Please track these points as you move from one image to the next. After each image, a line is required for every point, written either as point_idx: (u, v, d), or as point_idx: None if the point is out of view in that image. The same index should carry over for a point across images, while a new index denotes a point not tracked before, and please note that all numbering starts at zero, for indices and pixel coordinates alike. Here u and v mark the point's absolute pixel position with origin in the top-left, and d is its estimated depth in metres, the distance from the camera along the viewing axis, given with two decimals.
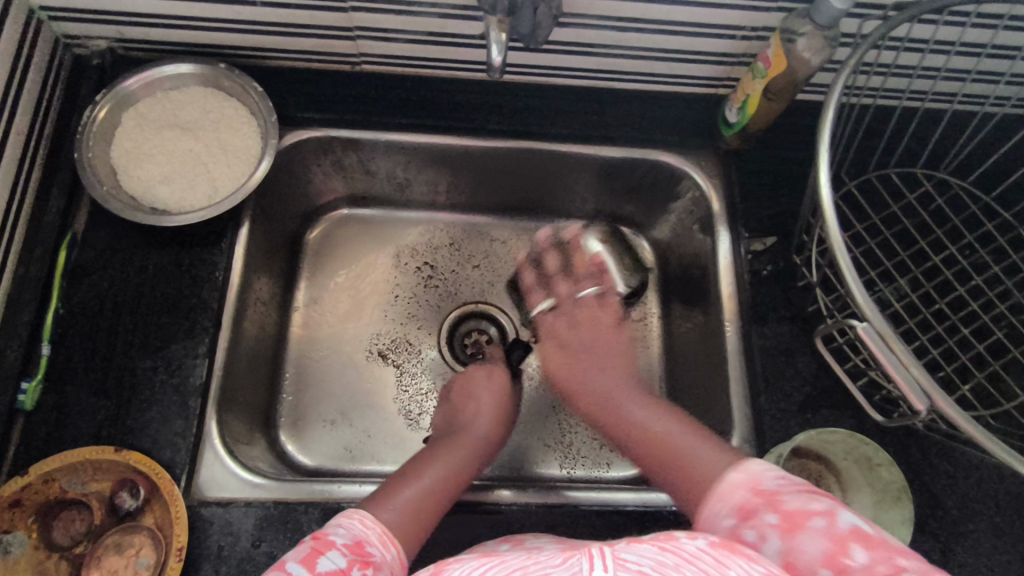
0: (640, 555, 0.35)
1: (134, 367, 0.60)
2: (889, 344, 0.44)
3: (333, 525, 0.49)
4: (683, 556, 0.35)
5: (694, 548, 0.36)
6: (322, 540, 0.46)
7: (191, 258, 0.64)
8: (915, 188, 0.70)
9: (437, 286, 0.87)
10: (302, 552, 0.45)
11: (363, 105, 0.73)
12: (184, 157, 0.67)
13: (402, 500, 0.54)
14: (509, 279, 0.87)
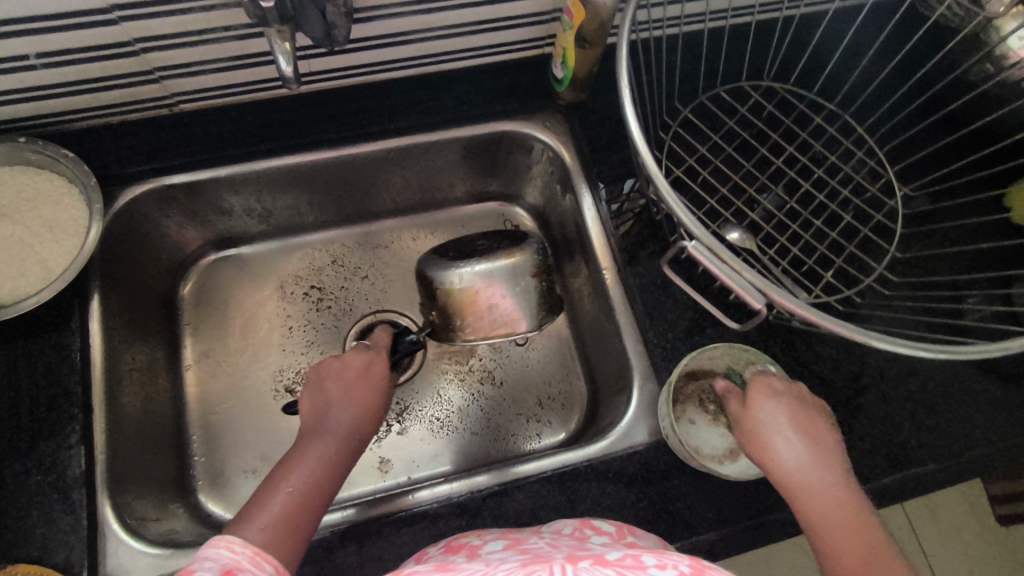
0: None
1: (4, 476, 0.56)
2: (717, 254, 0.47)
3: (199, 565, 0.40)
4: None
5: None
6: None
7: (39, 347, 0.60)
8: (745, 101, 0.73)
9: (329, 307, 0.85)
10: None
11: (192, 145, 0.70)
12: (6, 244, 0.63)
13: (272, 515, 0.48)
14: (400, 282, 0.86)
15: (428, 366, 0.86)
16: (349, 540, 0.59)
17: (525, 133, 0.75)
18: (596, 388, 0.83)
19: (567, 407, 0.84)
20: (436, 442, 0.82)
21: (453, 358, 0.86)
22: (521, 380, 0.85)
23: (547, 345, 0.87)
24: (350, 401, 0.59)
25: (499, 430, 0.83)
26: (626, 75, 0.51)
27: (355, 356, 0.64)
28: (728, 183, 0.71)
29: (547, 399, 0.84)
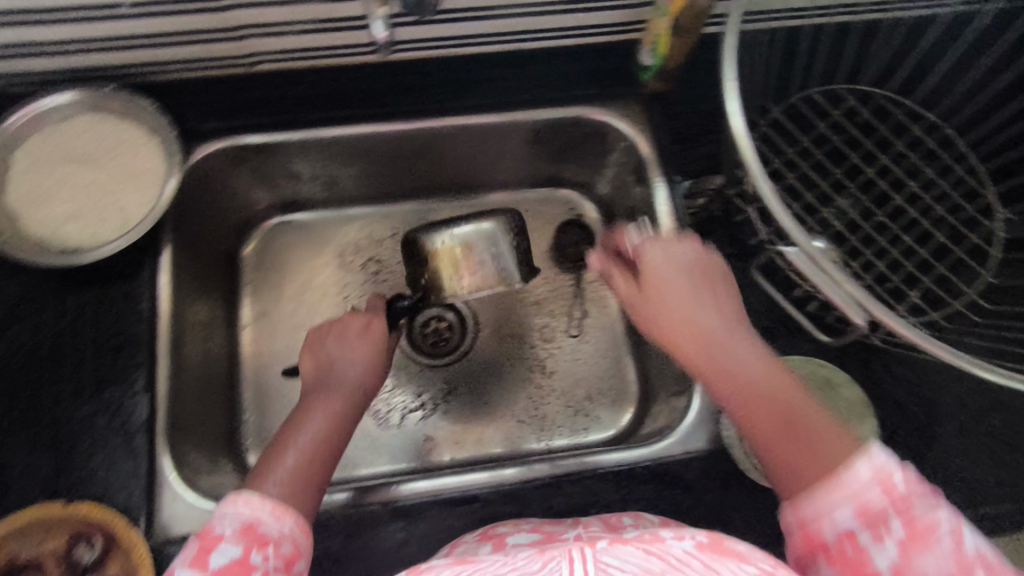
0: (623, 560, 0.34)
1: (70, 416, 0.58)
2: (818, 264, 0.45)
3: (218, 513, 0.44)
4: (670, 563, 0.34)
5: (682, 552, 0.34)
6: (209, 539, 0.42)
7: (111, 294, 0.61)
8: (840, 104, 0.70)
9: (387, 280, 0.84)
10: (190, 554, 0.42)
11: (267, 107, 0.70)
12: (89, 191, 0.64)
13: (288, 465, 0.49)
14: None
15: (479, 348, 0.85)
16: (396, 515, 0.59)
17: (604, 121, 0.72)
18: (648, 388, 0.81)
19: (616, 404, 0.82)
20: (482, 426, 0.81)
21: (504, 343, 0.85)
22: (571, 372, 0.84)
23: (601, 339, 0.85)
24: (346, 355, 0.60)
25: (546, 421, 0.82)
26: (731, 69, 0.49)
27: (355, 318, 0.63)
28: (813, 189, 0.69)
29: (597, 394, 0.83)
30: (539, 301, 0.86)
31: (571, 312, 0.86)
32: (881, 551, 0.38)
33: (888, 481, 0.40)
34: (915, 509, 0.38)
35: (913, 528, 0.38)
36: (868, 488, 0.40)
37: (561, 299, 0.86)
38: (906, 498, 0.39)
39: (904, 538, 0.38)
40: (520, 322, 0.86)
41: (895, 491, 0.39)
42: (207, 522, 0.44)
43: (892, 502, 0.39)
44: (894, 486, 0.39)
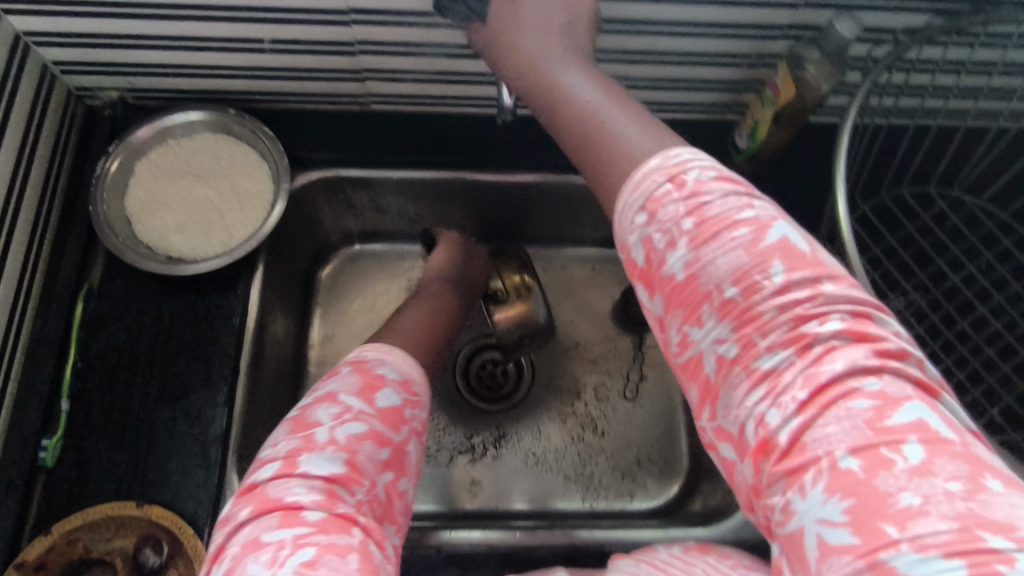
0: None
1: (153, 419, 0.60)
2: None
3: (373, 359, 0.57)
4: None
5: None
6: (374, 378, 0.54)
7: (207, 305, 0.64)
8: (929, 209, 0.71)
9: None
10: (356, 386, 0.53)
11: (372, 143, 0.73)
12: (198, 204, 0.67)
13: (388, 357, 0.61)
14: None
15: (533, 398, 0.85)
16: None
17: None
18: (700, 462, 0.80)
19: (665, 473, 0.81)
20: (528, 477, 0.81)
21: (559, 396, 0.85)
22: (624, 434, 0.83)
23: (655, 404, 0.84)
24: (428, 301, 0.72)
25: (592, 481, 0.81)
26: (842, 178, 0.53)
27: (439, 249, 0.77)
28: (897, 289, 0.69)
29: (646, 460, 0.82)
30: (597, 359, 0.86)
31: (629, 373, 0.85)
32: (712, 330, 0.41)
33: (701, 209, 0.42)
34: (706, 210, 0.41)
35: (749, 306, 0.40)
36: (654, 180, 0.43)
37: (620, 359, 0.86)
38: (696, 186, 0.42)
39: (718, 258, 0.41)
40: (578, 378, 0.86)
41: (691, 224, 0.42)
42: (367, 363, 0.56)
43: (681, 212, 0.42)
44: (686, 182, 0.43)
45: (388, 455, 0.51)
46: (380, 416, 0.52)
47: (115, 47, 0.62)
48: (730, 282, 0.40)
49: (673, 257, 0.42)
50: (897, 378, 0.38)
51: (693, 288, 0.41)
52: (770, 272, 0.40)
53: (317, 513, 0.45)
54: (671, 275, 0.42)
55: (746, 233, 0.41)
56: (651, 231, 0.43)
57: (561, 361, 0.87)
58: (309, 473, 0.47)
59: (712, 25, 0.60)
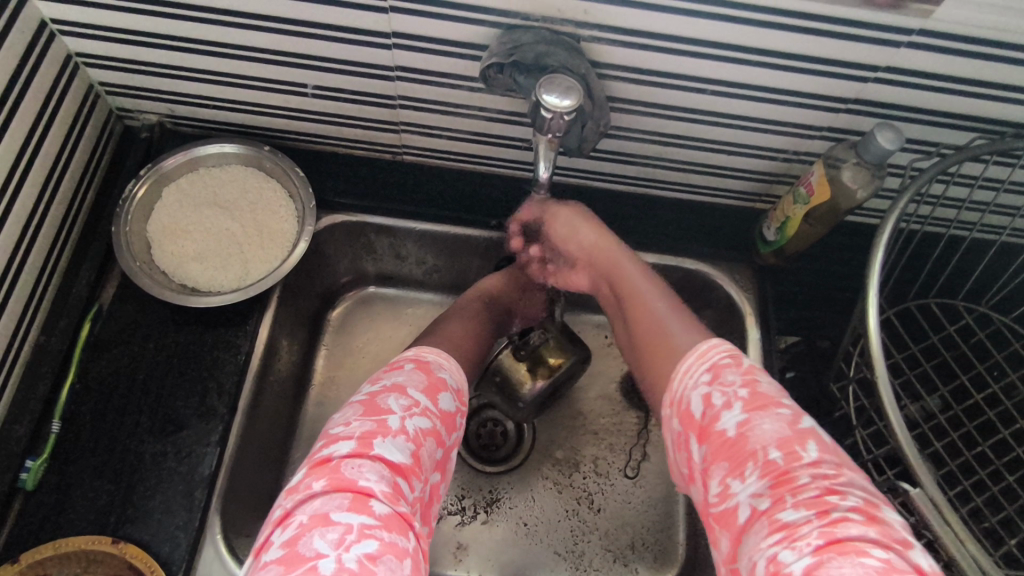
0: None
1: (142, 451, 0.58)
2: (941, 513, 0.45)
3: (433, 361, 0.58)
4: None
5: None
6: (436, 377, 0.55)
7: (213, 338, 0.63)
8: (955, 320, 0.69)
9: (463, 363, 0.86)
10: (423, 383, 0.54)
11: (401, 193, 0.74)
12: (218, 236, 0.67)
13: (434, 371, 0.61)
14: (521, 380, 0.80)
15: (530, 466, 0.82)
16: None
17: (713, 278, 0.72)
18: (696, 554, 0.77)
19: (659, 561, 0.78)
20: (516, 548, 0.78)
21: (557, 465, 0.82)
22: (620, 514, 0.80)
23: (655, 486, 0.81)
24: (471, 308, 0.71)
25: (582, 561, 0.78)
26: (873, 289, 0.52)
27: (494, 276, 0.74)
28: (917, 401, 0.67)
29: (640, 544, 0.79)
30: (600, 432, 0.84)
31: (632, 451, 0.83)
32: (752, 485, 0.45)
33: (754, 383, 0.48)
34: (759, 385, 0.48)
35: (787, 471, 0.44)
36: (714, 356, 0.51)
37: (623, 435, 0.84)
38: (751, 368, 0.49)
39: (764, 424, 0.46)
40: (579, 449, 0.83)
41: (745, 393, 0.48)
42: (428, 362, 0.57)
43: (738, 382, 0.48)
44: (742, 361, 0.50)
45: (440, 457, 0.52)
46: (440, 416, 0.53)
47: (163, 76, 0.63)
48: (775, 447, 0.45)
49: (726, 415, 0.47)
50: (902, 557, 0.40)
51: (741, 447, 0.46)
52: (806, 446, 0.45)
53: (384, 505, 0.46)
54: (724, 431, 0.47)
55: (788, 412, 0.47)
56: (709, 390, 0.49)
57: (564, 428, 0.84)
58: (382, 459, 0.48)
59: (752, 119, 0.60)
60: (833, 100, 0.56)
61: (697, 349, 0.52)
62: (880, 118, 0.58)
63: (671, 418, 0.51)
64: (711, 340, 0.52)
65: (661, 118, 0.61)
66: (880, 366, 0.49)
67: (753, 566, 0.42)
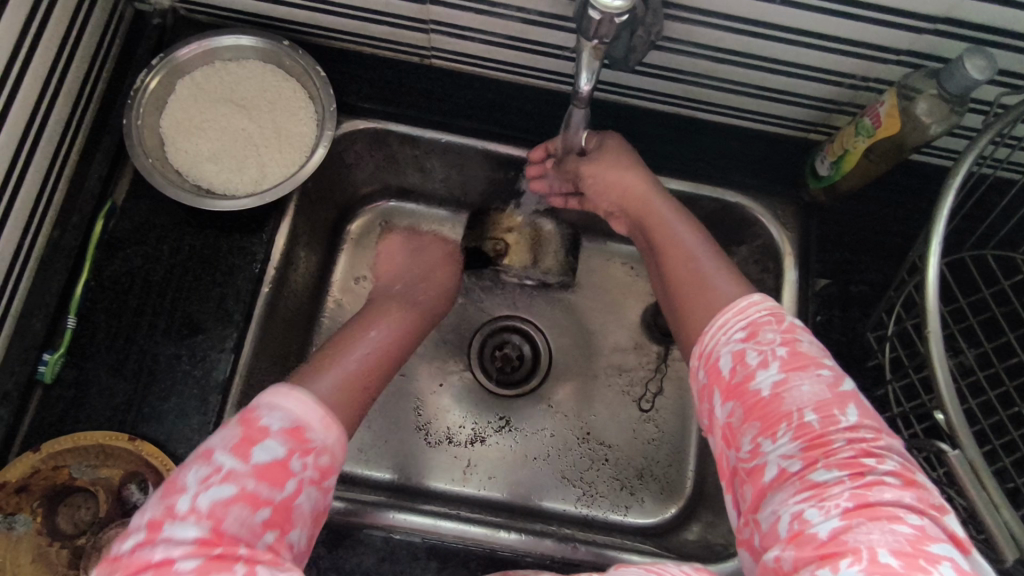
0: None
1: (157, 352, 0.58)
2: (980, 477, 0.43)
3: (265, 402, 0.46)
4: None
5: None
6: (254, 426, 0.44)
7: (229, 244, 0.61)
8: (1011, 275, 0.65)
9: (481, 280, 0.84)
10: None
11: (428, 101, 0.69)
12: (235, 136, 0.63)
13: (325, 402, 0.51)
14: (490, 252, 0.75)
15: (544, 392, 0.81)
16: (432, 556, 0.59)
17: (752, 213, 0.67)
18: (704, 489, 0.77)
19: (665, 493, 0.78)
20: (523, 470, 0.78)
21: (572, 393, 0.81)
22: (630, 445, 0.80)
23: (667, 421, 0.80)
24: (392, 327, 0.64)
25: (590, 488, 0.78)
26: (938, 234, 0.48)
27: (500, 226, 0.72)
28: (956, 356, 0.63)
29: (648, 475, 0.79)
30: (617, 362, 0.82)
31: (648, 385, 0.82)
32: (784, 446, 0.41)
33: (794, 342, 0.45)
34: (799, 343, 0.44)
35: (824, 435, 0.41)
36: (755, 313, 0.47)
37: (642, 367, 0.82)
38: (792, 326, 0.46)
39: (803, 385, 0.42)
40: (594, 379, 0.82)
41: (784, 351, 0.44)
42: (253, 407, 0.45)
43: (777, 341, 0.44)
44: (784, 320, 0.46)
45: (268, 516, 0.42)
46: (258, 473, 0.42)
47: None
48: (811, 409, 0.42)
49: (761, 372, 0.43)
50: (936, 524, 0.38)
51: (771, 405, 0.42)
52: (846, 409, 0.42)
53: (192, 563, 0.38)
54: (758, 390, 0.43)
55: (829, 373, 0.43)
56: (743, 347, 0.45)
57: (581, 357, 0.83)
58: (173, 540, 0.39)
59: (823, 37, 0.53)
60: (920, 18, 0.50)
61: (736, 305, 0.48)
62: (971, 42, 0.51)
63: (698, 371, 0.47)
64: (753, 297, 0.48)
65: (720, 29, 0.55)
66: (933, 321, 0.46)
67: (774, 524, 0.39)
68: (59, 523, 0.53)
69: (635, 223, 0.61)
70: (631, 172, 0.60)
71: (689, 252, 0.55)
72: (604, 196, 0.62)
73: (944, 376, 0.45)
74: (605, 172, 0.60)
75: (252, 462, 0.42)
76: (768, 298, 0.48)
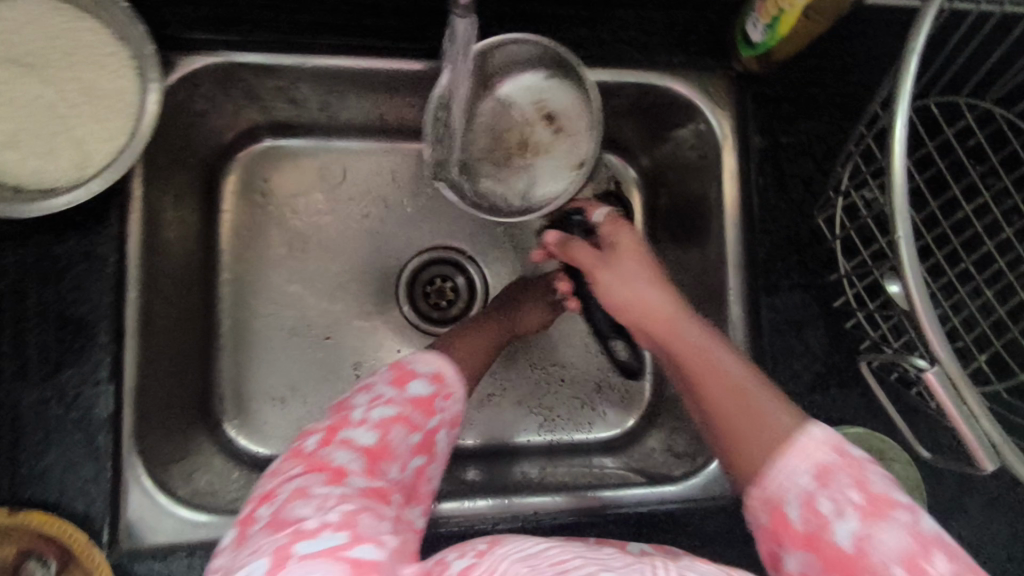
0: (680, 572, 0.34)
1: (17, 402, 0.47)
2: (959, 390, 0.37)
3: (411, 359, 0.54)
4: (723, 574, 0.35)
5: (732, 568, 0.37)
6: (371, 384, 0.51)
7: (66, 251, 0.49)
8: (955, 122, 0.61)
9: (396, 216, 0.73)
10: None
11: (275, 12, 0.54)
12: (32, 108, 0.48)
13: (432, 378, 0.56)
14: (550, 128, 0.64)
15: None
16: None
17: (680, 95, 0.61)
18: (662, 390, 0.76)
19: (626, 402, 0.75)
20: (480, 412, 0.74)
21: None
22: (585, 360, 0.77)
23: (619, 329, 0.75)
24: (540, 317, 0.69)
25: (551, 415, 0.75)
26: (903, 110, 0.38)
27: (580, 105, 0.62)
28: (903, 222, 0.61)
29: (607, 386, 0.76)
30: None
31: None
32: None
33: (865, 483, 0.39)
34: (872, 484, 0.39)
35: None
36: (819, 452, 0.41)
37: None
38: (857, 460, 0.40)
39: (883, 534, 0.37)
40: None
41: (858, 495, 0.38)
42: (396, 365, 0.53)
43: (847, 484, 0.39)
44: (848, 454, 0.40)
45: (418, 441, 0.49)
46: (411, 402, 0.50)
47: None
48: (897, 564, 0.36)
49: (838, 525, 0.38)
50: None
51: (856, 563, 0.37)
52: (934, 560, 0.36)
53: (360, 483, 0.44)
54: (835, 545, 0.38)
55: (908, 516, 0.38)
56: (811, 494, 0.39)
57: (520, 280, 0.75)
58: (349, 449, 0.46)
59: None
60: None
61: (801, 445, 0.41)
62: None
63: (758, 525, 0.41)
64: (815, 432, 0.41)
65: None
66: (903, 228, 0.37)
67: None
68: None
69: (655, 346, 0.51)
70: (653, 293, 0.51)
71: (724, 376, 0.45)
72: (622, 312, 0.53)
73: (919, 287, 0.37)
74: (620, 286, 0.52)
75: (341, 464, 0.45)
76: (819, 431, 0.42)
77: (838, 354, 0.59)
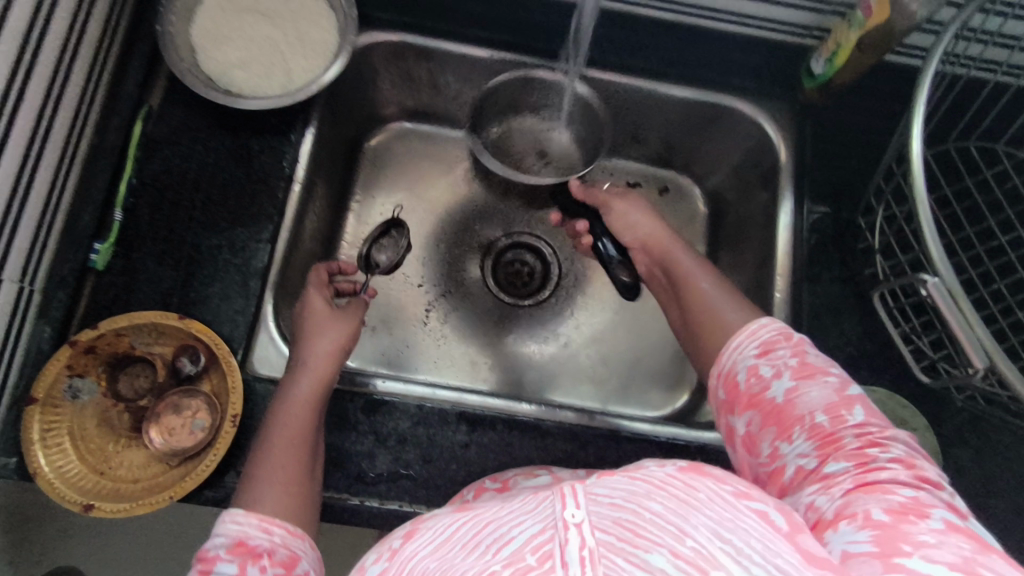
0: (611, 487, 0.31)
1: (199, 244, 0.62)
2: (957, 300, 0.44)
3: (244, 525, 0.47)
4: (653, 483, 0.31)
5: (662, 473, 0.32)
6: (207, 563, 0.44)
7: (260, 145, 0.65)
8: (993, 165, 0.70)
9: (495, 196, 0.88)
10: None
11: (441, 11, 0.74)
12: (262, 44, 0.67)
13: (273, 481, 0.50)
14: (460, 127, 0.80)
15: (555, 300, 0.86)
16: (463, 420, 0.62)
17: (751, 117, 0.72)
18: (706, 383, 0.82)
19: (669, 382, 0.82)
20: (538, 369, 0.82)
21: (584, 301, 0.85)
22: None
23: None
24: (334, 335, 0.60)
25: (599, 382, 0.81)
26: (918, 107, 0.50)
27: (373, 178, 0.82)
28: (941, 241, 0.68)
29: (656, 373, 0.82)
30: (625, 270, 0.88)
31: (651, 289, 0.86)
32: (800, 446, 0.43)
33: (801, 354, 0.47)
34: (808, 356, 0.47)
35: (834, 434, 0.43)
36: (766, 335, 0.49)
37: None
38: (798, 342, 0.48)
39: (812, 391, 0.45)
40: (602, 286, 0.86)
41: (795, 362, 0.47)
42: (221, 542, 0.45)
43: (788, 354, 0.47)
44: (792, 336, 0.49)
45: None
46: (285, 560, 0.46)
47: None
48: (822, 411, 0.44)
49: (776, 383, 0.46)
50: (930, 494, 0.39)
51: (787, 411, 0.45)
52: (852, 410, 0.44)
53: None
54: (773, 397, 0.45)
55: (834, 379, 0.46)
56: (757, 362, 0.48)
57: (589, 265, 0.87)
58: None
59: None
60: None
61: (748, 330, 0.50)
62: None
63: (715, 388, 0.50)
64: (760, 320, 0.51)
65: None
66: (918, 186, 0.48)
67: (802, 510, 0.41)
68: (122, 389, 0.59)
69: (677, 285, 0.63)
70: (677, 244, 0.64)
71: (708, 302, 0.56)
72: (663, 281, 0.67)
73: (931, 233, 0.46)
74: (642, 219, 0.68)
75: None
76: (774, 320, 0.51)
77: (869, 343, 0.66)
